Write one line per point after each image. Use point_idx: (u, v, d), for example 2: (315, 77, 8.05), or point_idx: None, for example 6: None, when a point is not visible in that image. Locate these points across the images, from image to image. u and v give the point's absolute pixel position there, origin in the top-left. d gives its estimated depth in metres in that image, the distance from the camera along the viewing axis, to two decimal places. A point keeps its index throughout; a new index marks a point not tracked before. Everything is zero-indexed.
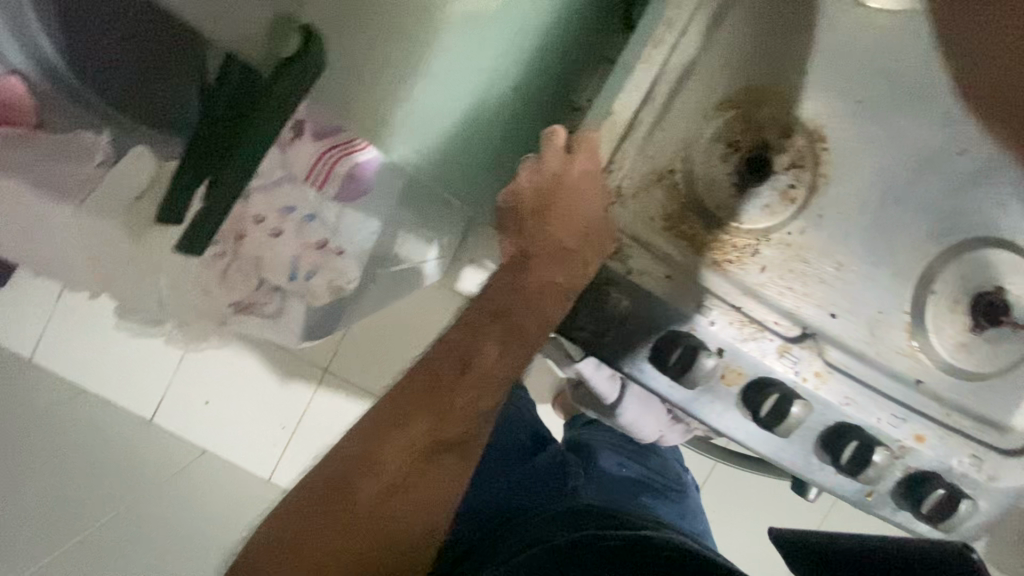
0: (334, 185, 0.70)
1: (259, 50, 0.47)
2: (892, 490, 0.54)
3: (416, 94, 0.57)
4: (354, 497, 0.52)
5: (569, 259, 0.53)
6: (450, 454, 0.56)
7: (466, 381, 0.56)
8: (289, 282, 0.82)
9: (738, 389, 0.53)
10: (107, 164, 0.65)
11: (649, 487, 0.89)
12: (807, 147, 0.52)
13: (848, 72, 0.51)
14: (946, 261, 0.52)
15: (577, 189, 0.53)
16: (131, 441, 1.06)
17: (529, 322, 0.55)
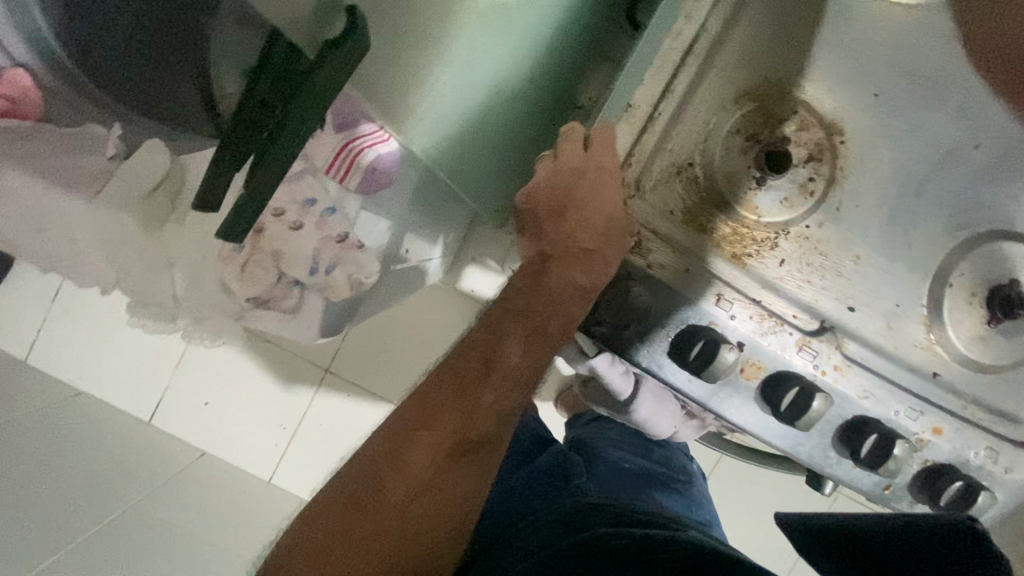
0: (356, 178, 0.64)
1: (301, 31, 0.41)
2: (910, 483, 0.52)
3: (438, 92, 0.50)
4: (384, 498, 0.51)
5: (588, 261, 0.50)
6: (478, 452, 0.55)
7: (494, 380, 0.55)
8: (308, 275, 0.75)
9: (758, 382, 0.50)
10: (119, 157, 0.65)
11: (657, 481, 0.87)
12: (825, 139, 0.50)
13: (863, 62, 0.49)
14: (961, 256, 0.50)
15: (597, 191, 0.48)
16: (138, 449, 1.10)
17: (552, 324, 0.53)
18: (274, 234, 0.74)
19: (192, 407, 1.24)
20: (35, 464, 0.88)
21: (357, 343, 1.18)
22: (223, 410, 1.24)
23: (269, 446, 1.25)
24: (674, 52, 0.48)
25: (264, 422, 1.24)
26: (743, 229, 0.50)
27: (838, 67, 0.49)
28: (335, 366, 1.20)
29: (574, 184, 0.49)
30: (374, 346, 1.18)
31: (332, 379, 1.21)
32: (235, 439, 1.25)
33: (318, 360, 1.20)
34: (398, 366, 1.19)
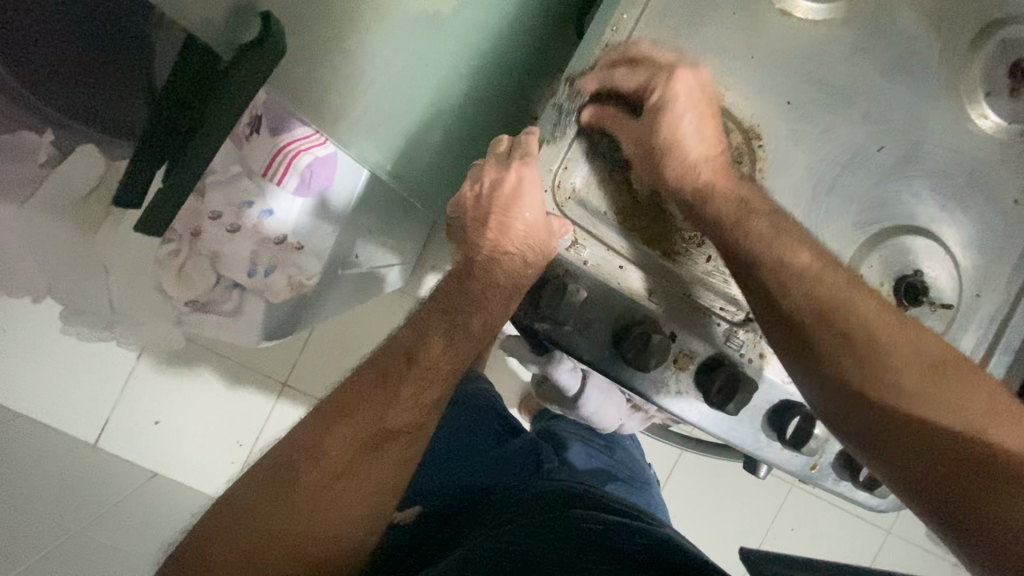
0: (292, 180, 0.72)
1: (218, 34, 0.44)
2: (834, 462, 0.56)
3: (374, 89, 0.53)
4: (299, 482, 0.51)
5: (510, 263, 0.52)
6: (396, 443, 0.54)
7: (412, 376, 0.55)
8: (247, 278, 0.74)
9: (693, 372, 0.53)
10: (52, 164, 0.62)
11: (614, 476, 0.88)
12: (744, 144, 0.54)
13: (777, 73, 0.53)
14: (870, 248, 0.56)
15: (519, 198, 0.50)
16: (82, 473, 1.05)
17: (473, 319, 0.55)
18: (209, 241, 0.73)
19: (140, 423, 1.19)
20: None
21: (315, 352, 1.18)
22: (175, 427, 1.20)
23: (223, 462, 1.22)
24: (607, 56, 0.51)
25: (217, 437, 1.21)
26: (672, 228, 0.53)
27: (758, 74, 0.53)
28: (294, 378, 1.19)
29: (498, 195, 0.51)
30: (331, 355, 1.18)
31: (291, 390, 1.19)
32: (187, 455, 1.21)
33: (275, 372, 1.18)
34: None
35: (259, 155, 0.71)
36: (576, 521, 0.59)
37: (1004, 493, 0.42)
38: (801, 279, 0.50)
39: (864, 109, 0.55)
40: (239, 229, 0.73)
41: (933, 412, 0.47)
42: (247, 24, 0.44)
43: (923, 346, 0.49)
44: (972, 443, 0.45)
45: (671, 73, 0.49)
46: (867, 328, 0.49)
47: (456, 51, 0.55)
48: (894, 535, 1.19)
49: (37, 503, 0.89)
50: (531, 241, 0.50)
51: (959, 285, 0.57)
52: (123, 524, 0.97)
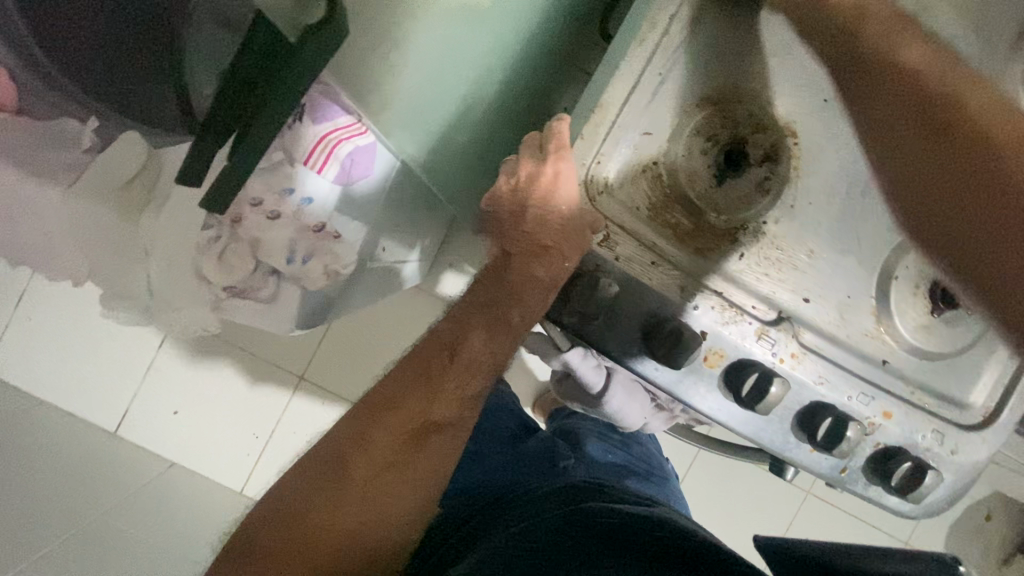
0: (329, 172, 0.64)
1: (281, 11, 0.43)
2: (864, 465, 0.55)
3: (408, 84, 0.52)
4: (350, 473, 0.53)
5: (548, 258, 0.51)
6: (440, 435, 0.56)
7: (456, 368, 0.56)
8: (286, 265, 0.70)
9: (720, 371, 0.53)
10: (95, 151, 0.66)
11: (634, 472, 0.87)
12: (780, 141, 0.53)
13: (815, 71, 0.52)
14: (906, 250, 0.55)
15: (555, 194, 0.49)
16: (103, 461, 1.07)
17: (513, 313, 0.55)
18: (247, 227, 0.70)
19: (160, 414, 1.21)
20: None
21: (333, 347, 1.18)
22: (193, 418, 1.21)
23: (240, 455, 1.23)
24: (641, 52, 0.50)
25: (236, 429, 1.22)
26: (705, 224, 0.53)
27: (795, 72, 0.53)
28: (310, 372, 1.19)
29: (534, 190, 0.50)
30: (348, 351, 1.18)
31: (308, 385, 1.20)
32: (205, 446, 1.23)
33: (292, 366, 1.19)
34: (371, 371, 1.19)
35: (299, 140, 0.62)
36: (594, 515, 0.58)
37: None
38: (904, 77, 0.44)
39: None
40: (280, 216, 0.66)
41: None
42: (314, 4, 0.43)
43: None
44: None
45: None
46: (991, 118, 0.40)
47: (493, 45, 0.55)
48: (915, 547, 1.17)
49: (55, 491, 0.91)
50: (568, 233, 0.50)
51: None
52: (143, 513, 0.98)
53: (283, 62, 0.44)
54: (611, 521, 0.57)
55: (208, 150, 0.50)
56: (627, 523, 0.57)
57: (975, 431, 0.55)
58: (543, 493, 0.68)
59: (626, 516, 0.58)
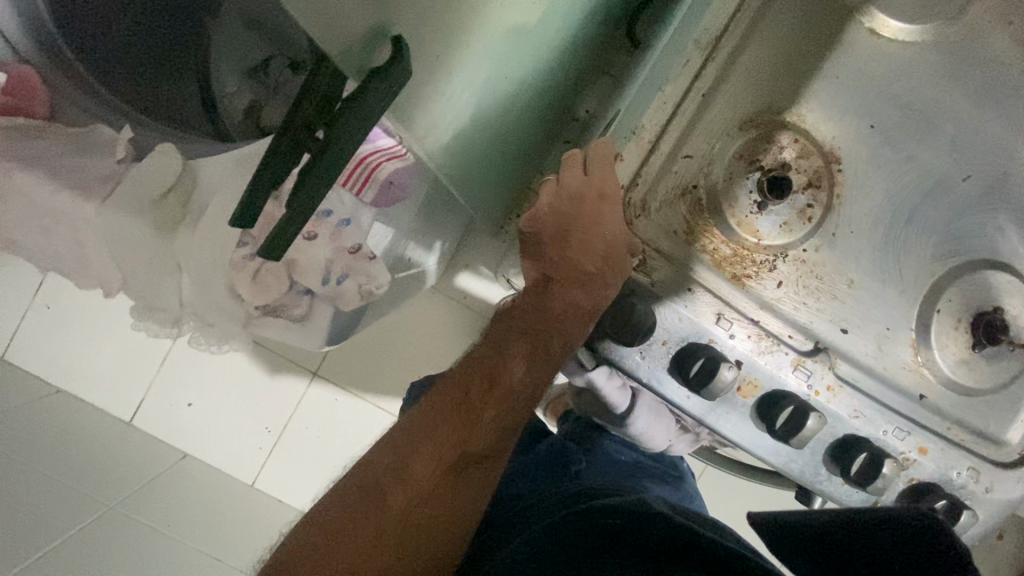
0: (374, 190, 0.65)
1: (345, 55, 0.39)
2: (896, 500, 0.54)
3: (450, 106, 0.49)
4: (388, 502, 0.51)
5: (589, 284, 0.53)
6: (479, 467, 0.56)
7: (495, 397, 0.56)
8: (320, 286, 0.73)
9: (753, 402, 0.52)
10: (129, 160, 0.65)
11: (649, 472, 0.84)
12: (824, 166, 0.52)
13: (861, 96, 0.51)
14: (948, 282, 0.53)
15: (599, 219, 0.51)
16: (121, 453, 1.09)
17: (555, 341, 0.55)
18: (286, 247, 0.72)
19: (175, 408, 1.22)
20: (8, 465, 0.85)
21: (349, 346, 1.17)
22: (208, 411, 1.22)
23: (252, 449, 1.23)
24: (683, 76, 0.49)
25: (250, 424, 1.22)
26: (745, 250, 0.51)
27: (840, 98, 0.51)
28: (324, 369, 1.19)
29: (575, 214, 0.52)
30: (363, 349, 1.18)
31: (324, 381, 1.20)
32: (219, 440, 1.23)
33: (307, 362, 1.19)
34: (385, 370, 1.19)
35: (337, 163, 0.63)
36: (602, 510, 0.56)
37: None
38: None
39: (949, 136, 0.53)
40: (317, 238, 0.71)
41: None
42: (379, 49, 0.40)
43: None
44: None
45: None
46: None
47: (530, 59, 0.53)
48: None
49: (77, 481, 0.92)
50: (609, 257, 0.51)
51: None
52: (163, 508, 0.99)
53: (342, 107, 0.41)
54: (620, 523, 0.53)
55: (261, 190, 0.48)
56: (634, 521, 0.53)
57: (1012, 469, 0.54)
58: (561, 498, 0.66)
59: (633, 512, 0.54)
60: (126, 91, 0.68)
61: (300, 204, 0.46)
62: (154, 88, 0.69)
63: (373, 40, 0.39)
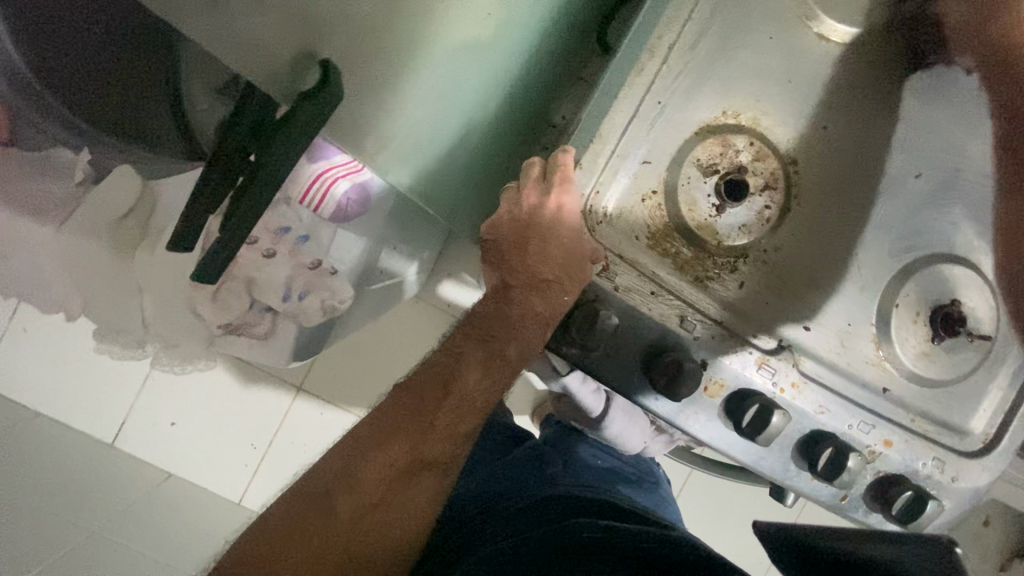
0: (331, 207, 0.66)
1: (275, 82, 0.41)
2: (865, 493, 0.55)
3: (410, 115, 0.49)
4: (332, 511, 0.53)
5: (546, 291, 0.51)
6: (430, 474, 0.57)
7: (448, 404, 0.57)
8: (280, 301, 0.75)
9: (721, 401, 0.52)
10: (88, 183, 0.65)
11: (624, 477, 0.86)
12: (780, 169, 0.54)
13: (812, 99, 0.54)
14: (909, 276, 0.54)
15: (558, 223, 0.50)
16: (103, 475, 1.07)
17: (511, 348, 0.55)
18: (247, 265, 0.72)
19: (156, 428, 1.21)
20: None
21: (333, 361, 1.17)
22: (191, 429, 1.21)
23: (237, 465, 1.23)
24: (641, 82, 0.49)
25: (232, 440, 1.22)
26: (705, 252, 0.53)
27: (790, 105, 0.53)
28: (309, 383, 1.19)
29: (535, 220, 0.50)
30: (347, 362, 1.17)
31: (309, 395, 1.19)
32: (203, 458, 1.22)
33: (290, 376, 1.18)
34: (369, 382, 1.19)
35: (293, 178, 0.63)
36: (578, 529, 0.58)
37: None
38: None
39: (901, 135, 0.54)
40: (275, 256, 0.72)
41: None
42: (310, 73, 0.41)
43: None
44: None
45: None
46: None
47: (488, 74, 0.54)
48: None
49: (59, 506, 0.91)
50: (570, 266, 0.50)
51: (999, 314, 0.55)
52: (147, 530, 0.98)
53: (275, 132, 0.43)
54: (597, 535, 0.57)
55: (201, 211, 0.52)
56: (610, 534, 0.57)
57: (978, 459, 0.55)
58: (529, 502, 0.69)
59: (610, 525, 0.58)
60: (94, 114, 0.61)
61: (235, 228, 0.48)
62: (113, 101, 0.60)
63: (300, 68, 0.41)
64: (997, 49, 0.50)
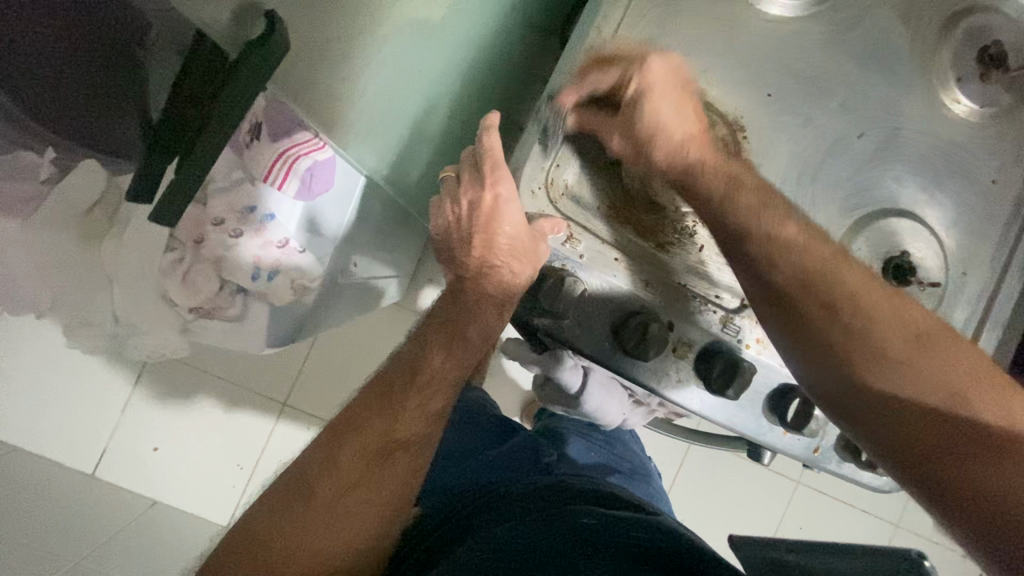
0: (294, 185, 0.68)
1: (222, 33, 0.44)
2: (836, 443, 0.58)
3: (365, 93, 0.53)
4: (313, 495, 0.56)
5: (497, 274, 0.55)
6: (404, 453, 0.59)
7: (417, 386, 0.59)
8: (251, 282, 0.75)
9: (690, 361, 0.55)
10: (52, 180, 0.66)
11: (615, 470, 0.89)
12: (729, 135, 0.56)
13: (758, 67, 0.56)
14: (859, 231, 0.57)
15: (497, 214, 0.52)
16: (85, 506, 1.04)
17: (472, 329, 0.59)
18: (216, 244, 0.74)
19: (138, 454, 1.18)
20: None
21: (315, 363, 1.20)
22: (175, 452, 1.19)
23: (224, 487, 1.21)
24: (589, 61, 0.52)
25: (215, 459, 1.20)
26: (666, 218, 0.56)
27: (737, 73, 0.55)
28: (293, 399, 1.21)
29: (478, 212, 0.53)
30: (328, 365, 1.21)
31: (293, 410, 1.21)
32: (189, 482, 1.20)
33: (275, 393, 1.20)
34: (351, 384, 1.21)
35: (259, 158, 0.66)
36: (574, 518, 0.60)
37: (994, 466, 0.44)
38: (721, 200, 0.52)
39: (841, 98, 0.57)
40: (242, 234, 0.72)
41: (893, 347, 0.49)
42: (252, 25, 0.43)
43: (917, 317, 0.50)
44: (1009, 447, 0.44)
45: (643, 60, 0.51)
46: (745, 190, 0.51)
47: (445, 60, 0.57)
48: (873, 516, 1.31)
49: (46, 537, 0.88)
50: (517, 254, 0.52)
51: (945, 261, 0.59)
52: (139, 555, 0.96)
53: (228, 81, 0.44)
54: (593, 523, 0.59)
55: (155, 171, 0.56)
56: (607, 526, 0.59)
57: None
58: (525, 488, 0.69)
59: (605, 515, 0.60)
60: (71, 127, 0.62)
61: (185, 176, 0.47)
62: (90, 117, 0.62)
63: (243, 24, 0.43)
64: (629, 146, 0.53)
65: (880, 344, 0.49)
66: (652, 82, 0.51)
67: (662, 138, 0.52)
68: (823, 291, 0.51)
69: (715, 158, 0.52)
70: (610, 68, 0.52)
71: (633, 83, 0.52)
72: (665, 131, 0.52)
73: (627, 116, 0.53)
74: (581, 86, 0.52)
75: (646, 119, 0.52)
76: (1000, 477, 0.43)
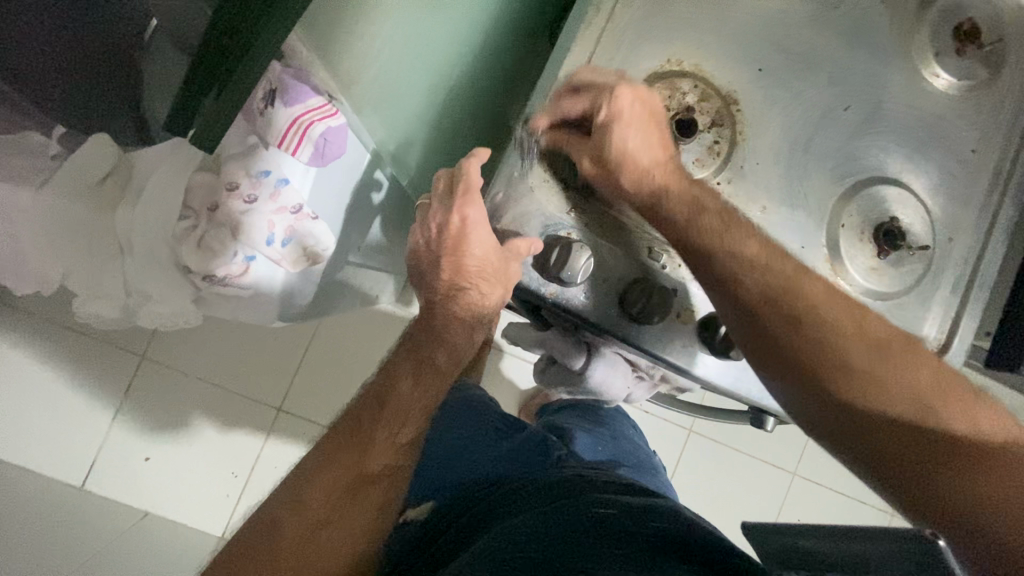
0: (307, 151, 0.69)
1: None
2: None
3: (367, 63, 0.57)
4: (280, 534, 0.55)
5: (466, 295, 0.57)
6: (376, 485, 0.58)
7: (386, 416, 0.60)
8: (265, 247, 0.71)
9: (695, 326, 0.56)
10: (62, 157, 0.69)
11: (623, 463, 0.89)
12: (724, 108, 0.58)
13: (748, 44, 0.58)
14: (849, 199, 0.60)
15: (464, 237, 0.53)
16: (77, 518, 1.01)
17: (439, 353, 0.61)
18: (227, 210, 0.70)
19: (129, 464, 1.16)
20: None
21: (311, 366, 1.20)
22: (168, 462, 1.17)
23: (219, 497, 1.18)
24: (589, 38, 0.55)
25: (209, 471, 1.18)
26: None
27: (729, 50, 0.58)
28: (288, 404, 1.19)
29: (446, 237, 0.54)
30: (324, 369, 1.20)
31: (290, 415, 1.20)
32: (183, 493, 1.18)
33: (268, 399, 1.19)
34: (346, 387, 1.20)
35: (272, 124, 0.68)
36: (590, 506, 0.59)
37: (951, 470, 0.46)
38: (688, 200, 0.53)
39: (828, 74, 0.60)
40: (256, 201, 0.70)
41: (856, 361, 0.50)
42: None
43: (875, 328, 0.51)
44: (975, 452, 0.46)
45: (613, 91, 0.52)
46: (706, 205, 0.53)
47: (449, 40, 0.60)
48: (869, 505, 1.33)
49: (42, 547, 0.86)
50: (485, 272, 0.53)
51: (932, 227, 0.61)
52: (137, 563, 0.93)
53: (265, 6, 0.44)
54: (608, 511, 0.59)
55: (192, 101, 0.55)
56: (620, 513, 0.58)
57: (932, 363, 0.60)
58: (539, 481, 0.69)
59: (619, 505, 0.60)
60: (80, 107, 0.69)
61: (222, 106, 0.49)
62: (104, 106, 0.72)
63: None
64: (602, 170, 0.55)
65: (840, 351, 0.51)
66: (620, 109, 0.53)
67: (630, 163, 0.54)
68: (785, 305, 0.52)
69: (681, 186, 0.54)
70: (581, 95, 0.54)
71: (603, 109, 0.53)
72: (631, 157, 0.54)
73: (599, 138, 0.54)
74: (551, 112, 0.54)
75: (615, 144, 0.53)
76: (970, 485, 0.45)
